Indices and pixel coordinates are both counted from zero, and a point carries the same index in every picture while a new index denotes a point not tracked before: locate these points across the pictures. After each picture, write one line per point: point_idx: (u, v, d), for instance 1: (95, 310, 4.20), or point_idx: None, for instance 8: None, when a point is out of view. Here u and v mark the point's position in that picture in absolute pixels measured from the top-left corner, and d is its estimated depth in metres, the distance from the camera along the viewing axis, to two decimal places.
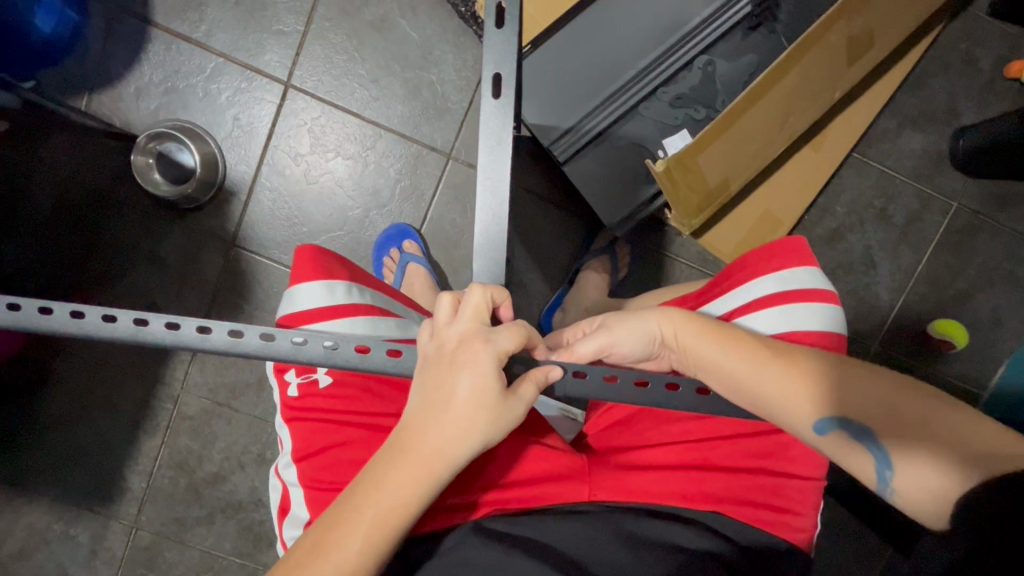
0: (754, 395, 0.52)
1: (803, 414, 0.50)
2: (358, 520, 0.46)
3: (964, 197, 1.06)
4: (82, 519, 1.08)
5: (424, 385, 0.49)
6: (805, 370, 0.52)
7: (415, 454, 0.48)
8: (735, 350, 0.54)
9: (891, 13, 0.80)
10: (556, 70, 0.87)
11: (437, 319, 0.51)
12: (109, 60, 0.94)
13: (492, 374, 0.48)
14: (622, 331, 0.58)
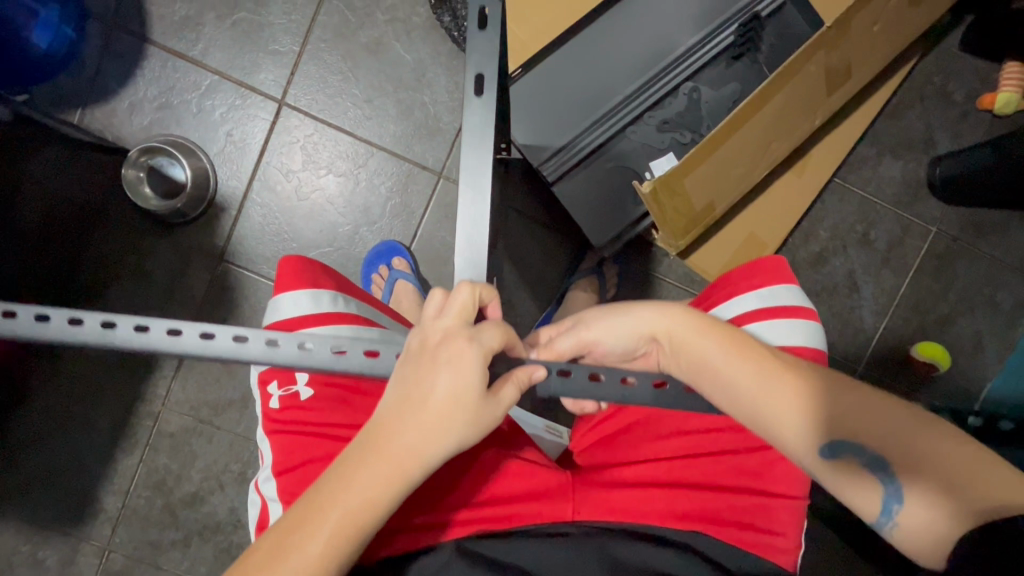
0: (749, 409, 0.50)
1: (796, 429, 0.48)
2: (321, 523, 0.43)
3: (943, 223, 1.08)
4: (52, 541, 1.04)
5: (402, 381, 0.46)
6: (803, 382, 0.50)
7: (385, 455, 0.45)
8: (732, 360, 0.51)
9: (866, 46, 0.83)
10: (545, 95, 0.90)
11: (423, 315, 0.48)
12: (104, 76, 0.95)
13: (474, 375, 0.45)
14: (609, 334, 0.56)
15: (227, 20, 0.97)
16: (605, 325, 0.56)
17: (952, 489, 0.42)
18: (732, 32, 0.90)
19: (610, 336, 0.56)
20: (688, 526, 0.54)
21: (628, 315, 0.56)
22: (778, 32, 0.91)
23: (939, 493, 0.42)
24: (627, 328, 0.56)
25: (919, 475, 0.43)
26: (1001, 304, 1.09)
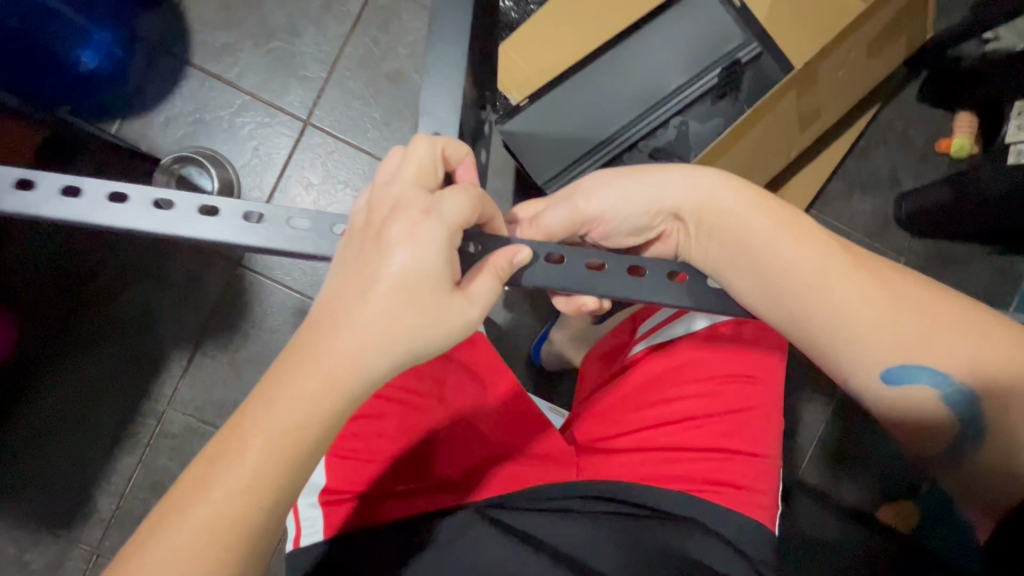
0: (830, 301, 0.56)
1: (872, 320, 0.55)
2: (245, 447, 0.42)
3: (912, 254, 1.17)
4: (41, 542, 1.03)
5: (347, 265, 0.45)
6: (866, 273, 0.57)
7: (318, 365, 0.43)
8: (809, 254, 0.58)
9: (833, 88, 0.94)
10: (549, 123, 1.00)
11: (379, 183, 0.48)
12: (144, 92, 1.03)
13: (429, 252, 0.44)
14: (616, 211, 0.63)
15: (262, 48, 1.06)
16: (607, 198, 0.63)
17: (1005, 381, 0.52)
18: (716, 75, 1.01)
19: (620, 211, 0.62)
20: (681, 486, 0.60)
21: (642, 185, 0.62)
22: (756, 76, 1.03)
23: (991, 385, 0.53)
24: (647, 203, 0.62)
25: (973, 360, 0.53)
26: None
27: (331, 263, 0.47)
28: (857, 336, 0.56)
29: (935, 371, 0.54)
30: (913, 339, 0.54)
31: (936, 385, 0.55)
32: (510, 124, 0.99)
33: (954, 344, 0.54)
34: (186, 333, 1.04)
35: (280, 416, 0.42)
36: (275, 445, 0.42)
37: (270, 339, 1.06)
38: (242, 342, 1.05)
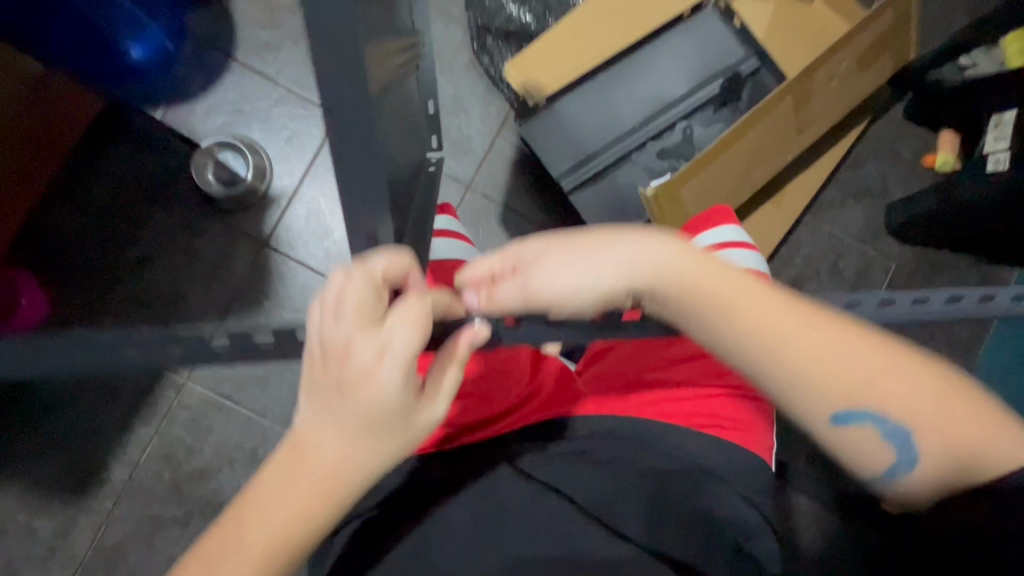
0: (799, 373, 0.54)
1: (838, 385, 0.53)
2: (249, 547, 0.47)
3: (902, 261, 1.24)
4: (51, 511, 1.04)
5: (317, 396, 0.47)
6: (829, 333, 0.54)
7: (311, 475, 0.48)
8: (774, 317, 0.55)
9: (820, 98, 1.04)
10: (564, 124, 1.10)
11: (325, 316, 0.47)
12: (189, 82, 1.11)
13: (388, 387, 0.46)
14: (574, 288, 0.56)
15: (300, 47, 1.15)
16: (557, 265, 0.56)
17: (951, 434, 0.53)
18: (718, 86, 1.10)
19: (577, 283, 0.56)
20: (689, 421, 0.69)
21: (593, 256, 0.56)
22: (756, 87, 1.12)
23: (941, 438, 0.53)
24: (608, 270, 0.56)
25: (925, 413, 0.53)
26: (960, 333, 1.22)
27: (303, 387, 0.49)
28: (821, 406, 0.54)
29: (891, 423, 0.53)
30: (871, 397, 0.53)
31: (892, 442, 0.54)
32: (524, 128, 1.09)
33: (908, 400, 0.53)
34: (210, 309, 1.08)
35: (263, 521, 0.47)
36: (265, 548, 0.47)
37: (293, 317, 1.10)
38: (265, 319, 1.09)
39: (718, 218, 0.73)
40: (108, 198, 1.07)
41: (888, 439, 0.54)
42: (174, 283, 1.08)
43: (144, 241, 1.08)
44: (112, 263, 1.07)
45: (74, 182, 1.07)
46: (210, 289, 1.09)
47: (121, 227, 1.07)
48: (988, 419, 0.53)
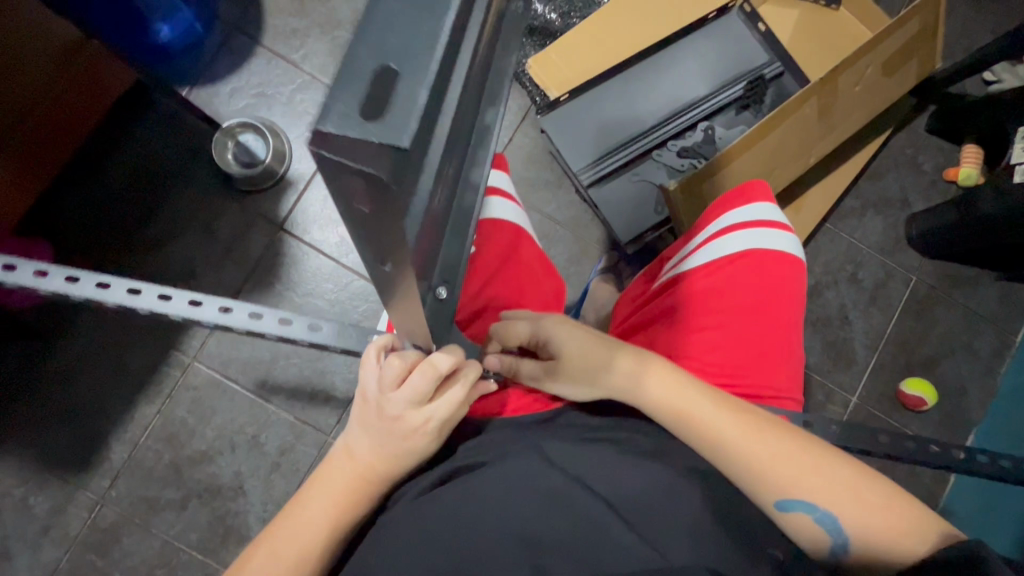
0: (717, 450, 0.52)
1: (759, 465, 0.51)
2: (314, 534, 0.48)
3: (922, 273, 1.22)
4: (47, 487, 1.02)
5: (375, 432, 0.49)
6: (744, 417, 0.54)
7: (370, 479, 0.50)
8: (689, 396, 0.55)
9: (846, 102, 1.04)
10: (585, 119, 1.09)
11: (384, 383, 0.46)
12: (215, 64, 1.13)
13: (435, 433, 0.50)
14: (574, 370, 0.58)
15: (327, 35, 1.16)
16: (566, 344, 0.59)
17: (892, 525, 0.48)
18: (741, 87, 1.10)
19: (577, 364, 0.58)
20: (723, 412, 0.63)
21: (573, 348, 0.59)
22: (779, 92, 1.12)
23: (873, 528, 0.48)
24: (596, 349, 0.58)
25: (850, 501, 0.49)
26: (979, 350, 1.20)
27: (356, 419, 0.50)
28: (748, 483, 0.51)
29: (819, 509, 0.50)
30: (801, 480, 0.50)
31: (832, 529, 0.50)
32: (545, 121, 1.09)
33: (832, 487, 0.50)
34: (221, 289, 1.07)
35: (298, 540, 0.48)
36: (323, 543, 0.49)
37: (303, 302, 1.08)
38: (275, 302, 1.08)
39: (752, 196, 0.70)
40: (128, 173, 1.08)
41: (819, 524, 0.50)
42: (186, 262, 1.07)
43: (161, 218, 1.08)
44: (129, 240, 1.06)
45: (97, 157, 1.07)
46: (223, 270, 1.08)
47: (139, 202, 1.08)
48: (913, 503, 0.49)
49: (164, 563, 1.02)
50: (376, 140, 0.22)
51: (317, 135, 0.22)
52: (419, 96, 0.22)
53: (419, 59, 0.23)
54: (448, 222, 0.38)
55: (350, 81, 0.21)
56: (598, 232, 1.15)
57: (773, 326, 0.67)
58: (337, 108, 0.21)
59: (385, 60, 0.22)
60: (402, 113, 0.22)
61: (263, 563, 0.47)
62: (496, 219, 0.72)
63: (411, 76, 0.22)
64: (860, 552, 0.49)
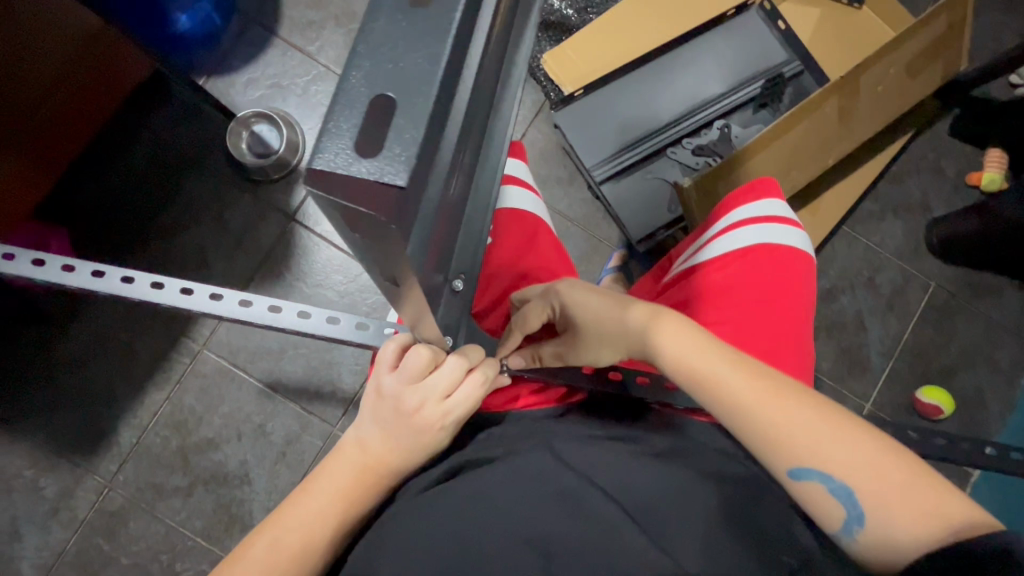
0: (730, 410, 0.50)
1: (774, 427, 0.49)
2: (322, 526, 0.47)
3: (942, 280, 1.19)
4: (57, 469, 1.03)
5: (388, 426, 0.48)
6: (763, 379, 0.51)
7: (379, 475, 0.49)
8: (705, 357, 0.53)
9: (869, 102, 1.02)
10: (598, 115, 1.08)
11: (404, 376, 0.47)
12: (232, 55, 1.13)
13: (448, 431, 0.49)
14: (593, 334, 0.60)
15: (343, 28, 1.17)
16: (585, 310, 0.60)
17: (921, 507, 0.43)
18: (759, 86, 1.09)
19: (596, 329, 0.60)
20: None
21: (591, 313, 0.60)
22: (798, 91, 1.10)
23: (892, 504, 0.44)
24: (612, 312, 0.59)
25: (870, 474, 0.46)
26: (1000, 361, 1.17)
27: (370, 415, 0.50)
28: (760, 442, 0.49)
29: (835, 480, 0.46)
30: (817, 446, 0.47)
31: (844, 499, 0.46)
32: (558, 117, 1.08)
33: (852, 458, 0.46)
34: (233, 278, 1.08)
35: (303, 531, 0.46)
36: (330, 535, 0.47)
37: (313, 294, 1.09)
38: (285, 293, 1.08)
39: (765, 190, 0.69)
40: (144, 161, 1.09)
41: (834, 498, 0.47)
42: (198, 250, 1.08)
43: (175, 205, 1.09)
44: (143, 228, 1.07)
45: (114, 145, 1.08)
46: (234, 260, 1.08)
47: (154, 190, 1.09)
48: (955, 494, 0.44)
49: (169, 550, 1.02)
50: (373, 179, 0.23)
51: (313, 174, 0.23)
52: (414, 134, 0.23)
53: (414, 96, 0.24)
54: (465, 210, 0.37)
55: (346, 119, 0.23)
56: (610, 230, 1.14)
57: (784, 323, 0.64)
58: (334, 146, 0.23)
59: (383, 95, 0.23)
60: (398, 153, 0.23)
61: (266, 554, 0.45)
62: (517, 209, 0.72)
63: (404, 115, 0.23)
64: (878, 531, 0.45)
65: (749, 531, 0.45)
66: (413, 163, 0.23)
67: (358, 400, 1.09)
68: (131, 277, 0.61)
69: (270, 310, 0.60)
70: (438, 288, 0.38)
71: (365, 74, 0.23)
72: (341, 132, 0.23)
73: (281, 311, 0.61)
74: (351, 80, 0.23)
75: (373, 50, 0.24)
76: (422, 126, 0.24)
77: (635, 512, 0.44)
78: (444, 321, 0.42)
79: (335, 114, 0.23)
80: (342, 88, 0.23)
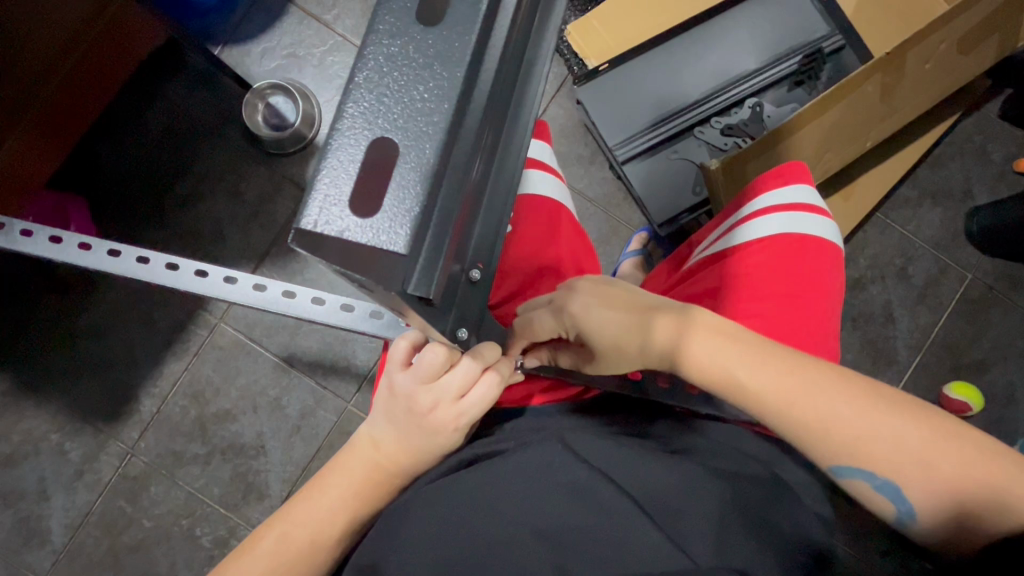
0: (765, 409, 0.49)
1: (811, 429, 0.48)
2: (334, 518, 0.47)
3: (979, 271, 1.13)
4: (81, 434, 1.06)
5: (400, 425, 0.48)
6: (797, 379, 0.49)
7: (390, 471, 0.49)
8: (729, 354, 0.51)
9: (914, 82, 0.95)
10: (623, 90, 1.03)
11: (416, 377, 0.45)
12: (247, 24, 1.11)
13: (463, 428, 0.48)
14: (610, 353, 0.55)
15: None
16: (600, 329, 0.55)
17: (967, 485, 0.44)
18: (796, 62, 1.03)
19: (612, 345, 0.55)
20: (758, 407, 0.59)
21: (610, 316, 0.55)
22: (838, 67, 1.04)
23: (938, 492, 0.45)
24: (628, 328, 0.55)
25: (915, 466, 0.46)
26: None
27: (383, 411, 0.49)
28: (801, 443, 0.49)
29: (879, 477, 0.47)
30: (856, 444, 0.47)
31: (887, 489, 0.47)
32: (581, 92, 1.03)
33: (896, 453, 0.46)
34: (249, 252, 1.07)
35: (313, 525, 0.47)
36: (343, 527, 0.48)
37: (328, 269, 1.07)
38: (301, 267, 1.07)
39: (791, 176, 0.66)
40: (160, 132, 1.08)
41: (879, 492, 0.48)
42: (213, 223, 1.08)
43: (191, 179, 1.08)
44: (160, 200, 1.07)
45: (130, 117, 1.08)
46: (251, 234, 1.08)
47: (170, 162, 1.08)
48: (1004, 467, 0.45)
49: (189, 514, 1.05)
50: (369, 242, 0.22)
51: (303, 231, 0.21)
52: (415, 189, 0.23)
53: (419, 141, 0.23)
54: (485, 195, 0.35)
55: (344, 167, 0.22)
56: (630, 212, 1.10)
57: (809, 319, 0.61)
58: (329, 197, 0.22)
59: (382, 139, 0.23)
60: (397, 212, 0.22)
61: (276, 544, 0.46)
62: (538, 195, 0.70)
63: (407, 165, 0.23)
64: (926, 515, 0.46)
65: (775, 546, 0.43)
66: (413, 224, 0.23)
67: (371, 377, 1.10)
68: (147, 257, 0.61)
69: (285, 295, 0.60)
70: (456, 280, 0.35)
71: (362, 114, 0.22)
72: (340, 181, 0.21)
73: (295, 296, 0.60)
74: (347, 118, 0.22)
75: (375, 80, 0.23)
76: (426, 180, 0.23)
77: (653, 511, 0.42)
78: (459, 315, 0.39)
79: (330, 160, 0.22)
80: (339, 129, 0.22)
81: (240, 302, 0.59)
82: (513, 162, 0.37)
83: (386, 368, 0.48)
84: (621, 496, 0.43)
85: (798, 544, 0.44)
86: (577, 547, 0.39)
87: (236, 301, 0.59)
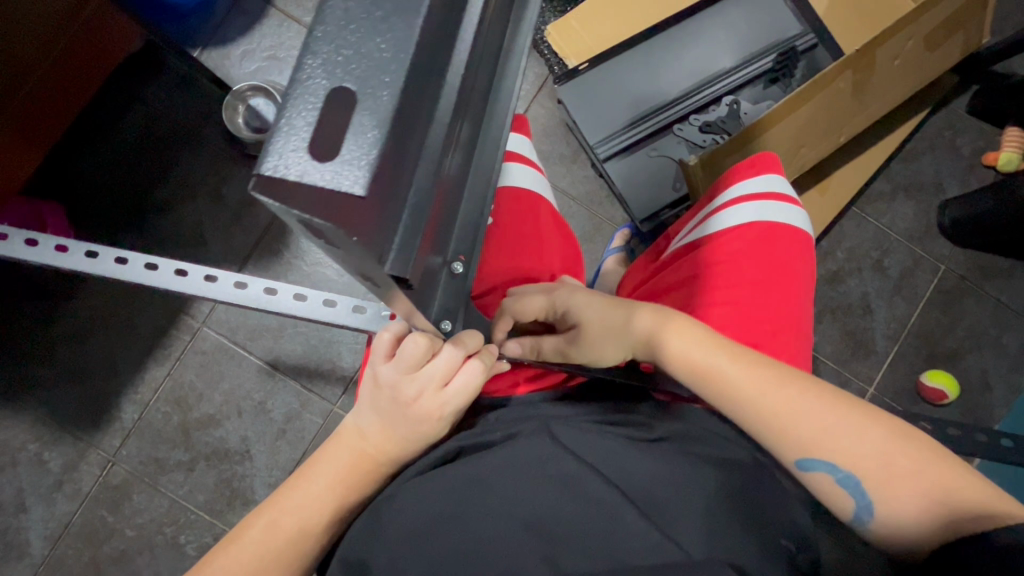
0: (735, 401, 0.51)
1: (779, 422, 0.49)
2: (321, 506, 0.47)
3: (952, 262, 1.16)
4: (61, 444, 1.04)
5: (385, 414, 0.48)
6: (767, 371, 0.52)
7: (376, 458, 0.49)
8: (707, 352, 0.53)
9: (885, 76, 0.98)
10: (603, 89, 1.05)
11: (401, 366, 0.45)
12: (226, 27, 1.11)
13: (447, 416, 0.48)
14: (596, 333, 0.57)
15: None
16: (585, 313, 0.59)
17: (925, 482, 0.45)
18: (772, 59, 1.05)
19: (599, 327, 0.58)
20: None
21: (594, 307, 0.59)
22: (811, 66, 1.06)
23: (898, 485, 0.46)
24: (613, 313, 0.58)
25: (875, 460, 0.47)
26: (1008, 345, 1.15)
27: (368, 402, 0.48)
28: (770, 437, 0.50)
29: (842, 470, 0.48)
30: (823, 437, 0.48)
31: (851, 487, 0.48)
32: (562, 91, 1.05)
33: (855, 447, 0.47)
34: (231, 255, 1.06)
35: (301, 514, 0.47)
36: (330, 516, 0.48)
37: (312, 271, 1.07)
38: (284, 270, 1.07)
39: (763, 167, 0.67)
40: (137, 136, 1.07)
41: (840, 488, 0.48)
42: (194, 227, 1.07)
43: (170, 183, 1.07)
44: (140, 205, 1.06)
45: (106, 120, 1.06)
46: (232, 237, 1.07)
47: (149, 166, 1.07)
48: (956, 470, 0.46)
49: (172, 523, 1.04)
50: (330, 186, 0.21)
51: (264, 178, 0.21)
52: (372, 135, 0.22)
53: (377, 90, 0.22)
54: (464, 185, 0.35)
55: (302, 114, 0.21)
56: (613, 209, 1.12)
57: (782, 305, 0.62)
58: (287, 144, 0.21)
59: (341, 88, 0.22)
60: (355, 157, 0.21)
61: (263, 533, 0.46)
62: (517, 186, 0.70)
63: (366, 112, 0.22)
64: (887, 515, 0.46)
65: (758, 534, 0.43)
66: (371, 168, 0.21)
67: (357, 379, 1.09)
68: (124, 257, 0.60)
69: (265, 292, 0.59)
70: (436, 272, 0.35)
71: (321, 64, 0.22)
72: (298, 128, 0.21)
73: (278, 293, 0.60)
74: (306, 69, 0.21)
75: (334, 33, 0.22)
76: (385, 126, 0.22)
77: (640, 504, 0.43)
78: (441, 308, 0.39)
79: (289, 108, 0.21)
80: (297, 79, 0.21)
81: (219, 300, 0.58)
82: (492, 153, 0.37)
83: (369, 360, 0.48)
84: (608, 488, 0.43)
85: (782, 532, 0.45)
86: (566, 537, 0.40)
87: (215, 299, 0.59)
